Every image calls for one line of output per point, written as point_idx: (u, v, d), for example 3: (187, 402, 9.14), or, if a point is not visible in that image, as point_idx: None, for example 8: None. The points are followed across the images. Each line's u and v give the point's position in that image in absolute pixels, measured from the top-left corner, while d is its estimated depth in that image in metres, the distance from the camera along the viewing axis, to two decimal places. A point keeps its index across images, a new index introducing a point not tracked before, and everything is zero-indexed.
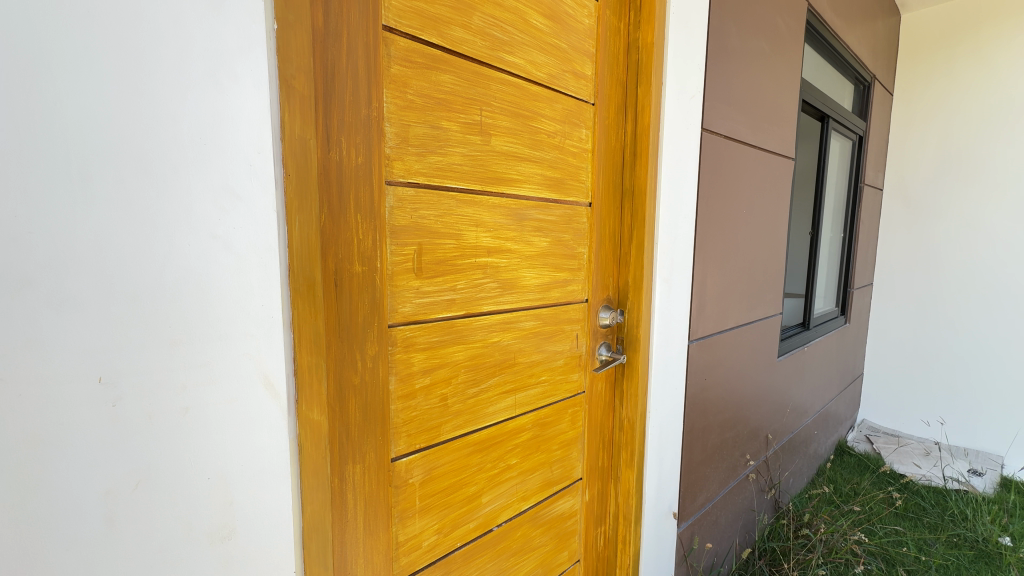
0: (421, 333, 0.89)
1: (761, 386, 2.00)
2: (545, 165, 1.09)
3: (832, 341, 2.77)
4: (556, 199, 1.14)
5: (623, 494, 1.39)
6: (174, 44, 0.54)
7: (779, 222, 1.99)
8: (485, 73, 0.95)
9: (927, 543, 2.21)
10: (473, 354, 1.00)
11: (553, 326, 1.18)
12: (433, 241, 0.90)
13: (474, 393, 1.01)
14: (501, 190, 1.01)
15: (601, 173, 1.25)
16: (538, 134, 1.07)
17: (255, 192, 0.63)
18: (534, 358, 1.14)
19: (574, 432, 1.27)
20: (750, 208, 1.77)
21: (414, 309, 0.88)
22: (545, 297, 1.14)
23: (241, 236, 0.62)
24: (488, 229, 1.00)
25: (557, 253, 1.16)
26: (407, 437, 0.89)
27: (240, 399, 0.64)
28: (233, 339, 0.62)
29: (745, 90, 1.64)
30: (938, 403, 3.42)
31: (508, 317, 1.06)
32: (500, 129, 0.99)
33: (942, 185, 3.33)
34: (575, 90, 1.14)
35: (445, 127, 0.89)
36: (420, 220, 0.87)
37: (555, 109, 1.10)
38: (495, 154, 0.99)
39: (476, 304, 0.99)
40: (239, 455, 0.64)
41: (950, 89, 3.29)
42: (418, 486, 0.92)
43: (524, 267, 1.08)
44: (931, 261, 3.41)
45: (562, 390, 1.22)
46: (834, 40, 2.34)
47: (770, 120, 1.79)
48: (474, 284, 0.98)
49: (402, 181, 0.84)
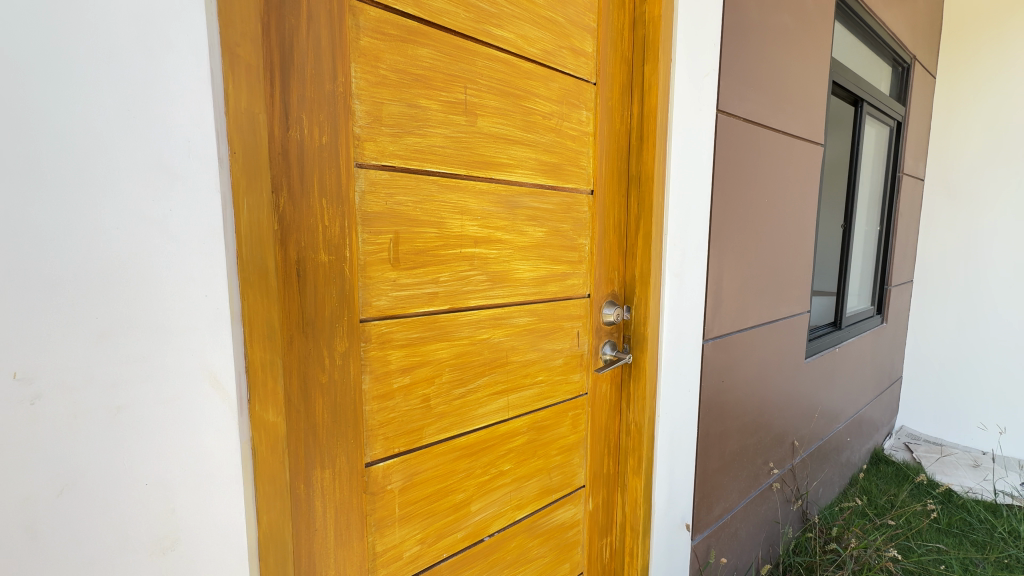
0: (399, 329, 0.83)
1: (786, 391, 1.87)
2: (539, 149, 1.02)
3: (868, 341, 2.58)
4: (553, 186, 1.06)
5: (631, 503, 1.30)
6: (92, 6, 0.49)
7: (806, 209, 1.84)
8: (469, 47, 0.87)
9: (973, 564, 2.02)
10: (460, 352, 0.93)
11: (551, 323, 1.09)
12: (412, 230, 0.83)
13: (460, 394, 0.94)
14: (490, 175, 0.94)
15: (604, 159, 1.16)
16: (530, 115, 0.99)
17: (194, 171, 0.57)
18: (529, 357, 1.06)
19: (576, 436, 1.19)
20: (773, 198, 1.65)
21: (390, 303, 0.81)
22: (541, 291, 1.06)
23: (180, 221, 0.56)
24: (475, 218, 0.92)
25: (554, 244, 1.07)
26: (384, 441, 0.83)
27: (181, 398, 0.58)
28: (175, 332, 0.57)
29: (766, 70, 1.52)
30: (988, 410, 3.16)
31: (499, 312, 0.98)
32: (488, 109, 0.92)
33: (991, 173, 3.07)
34: (573, 68, 1.06)
35: (424, 106, 0.82)
36: (396, 207, 0.81)
37: (550, 88, 1.02)
38: (482, 136, 0.91)
39: (461, 298, 0.92)
40: (183, 459, 0.59)
41: (1001, 66, 3.03)
42: (397, 493, 0.86)
43: (517, 258, 1.00)
44: (978, 256, 3.16)
45: (562, 391, 1.14)
46: (868, 17, 2.17)
47: (795, 104, 1.66)
48: (460, 277, 0.91)
49: (375, 164, 0.77)
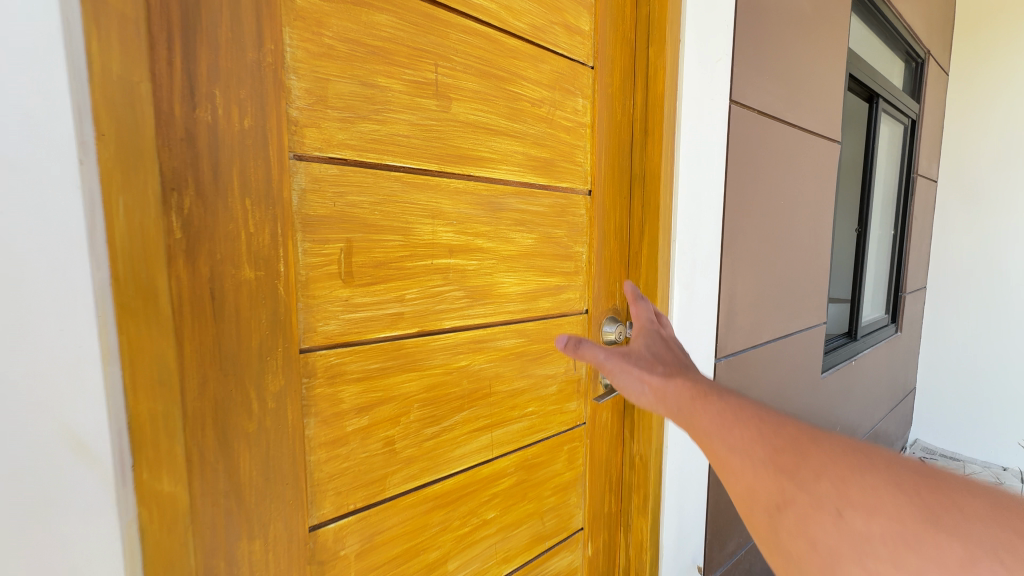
0: (354, 359, 0.67)
1: (802, 410, 1.71)
2: (528, 141, 0.87)
3: (883, 352, 2.43)
4: (544, 186, 0.91)
5: (635, 546, 1.15)
6: None
7: (822, 212, 1.70)
8: (441, 17, 0.72)
9: None
10: (432, 384, 0.77)
11: (542, 345, 0.94)
12: (369, 238, 0.68)
13: (433, 434, 0.78)
14: (468, 171, 0.79)
15: (604, 154, 1.01)
16: (516, 102, 0.84)
17: (40, 159, 0.41)
18: (517, 386, 0.90)
19: (572, 473, 1.03)
20: (790, 200, 1.50)
21: (342, 328, 0.66)
22: (530, 308, 0.91)
23: (18, 228, 0.40)
24: (450, 222, 0.77)
25: (546, 253, 0.92)
26: (336, 497, 0.68)
27: (26, 472, 0.42)
28: (14, 382, 0.41)
29: (782, 58, 1.37)
30: (1007, 423, 3.01)
31: (480, 335, 0.83)
32: (465, 93, 0.77)
33: (1007, 174, 2.93)
34: (567, 48, 0.91)
35: (383, 86, 0.67)
36: (349, 209, 0.65)
37: (540, 70, 0.87)
38: (458, 124, 0.76)
39: (434, 319, 0.76)
40: (32, 551, 0.43)
41: (1017, 63, 2.90)
42: (354, 560, 0.70)
43: (502, 270, 0.85)
44: (994, 262, 3.01)
45: (556, 423, 0.99)
46: (883, 7, 2.03)
47: (812, 96, 1.52)
48: (432, 294, 0.76)
49: (318, 155, 0.62)
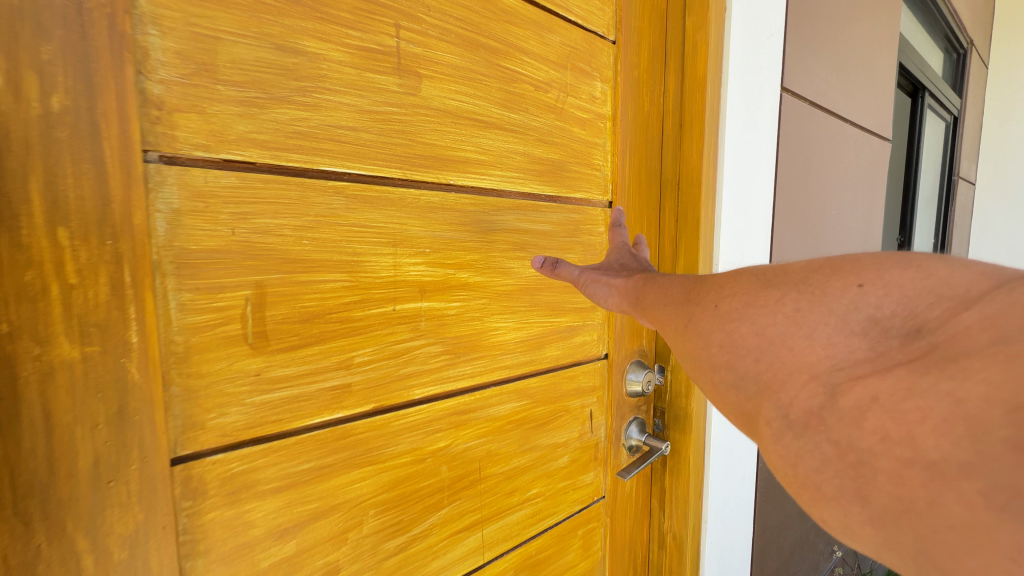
0: (272, 461, 0.45)
1: None
2: (530, 138, 0.65)
3: None
4: (551, 198, 0.69)
5: None
6: None
7: (873, 222, 1.47)
8: None
9: None
10: (396, 479, 0.55)
11: (550, 406, 0.71)
12: (293, 280, 0.45)
13: (399, 548, 0.55)
14: (447, 179, 0.56)
15: (630, 156, 0.79)
16: (513, 84, 0.62)
17: None
18: (517, 464, 0.68)
19: (589, 565, 0.80)
20: (842, 209, 1.28)
21: (249, 418, 0.44)
22: (534, 359, 0.68)
23: None
24: (421, 251, 0.54)
25: (555, 285, 0.70)
26: None
27: None
28: None
29: (835, 38, 1.15)
30: None
31: (465, 403, 0.60)
32: (442, 69, 0.54)
33: None
34: (582, 14, 0.69)
35: (314, 52, 0.45)
36: (258, 238, 0.43)
37: (547, 42, 0.65)
38: (431, 113, 0.54)
39: (398, 389, 0.54)
40: None
41: None
42: None
43: (496, 313, 0.63)
44: None
45: (568, 504, 0.76)
46: None
47: (865, 87, 1.29)
48: (395, 354, 0.53)
49: (202, 158, 0.40)
